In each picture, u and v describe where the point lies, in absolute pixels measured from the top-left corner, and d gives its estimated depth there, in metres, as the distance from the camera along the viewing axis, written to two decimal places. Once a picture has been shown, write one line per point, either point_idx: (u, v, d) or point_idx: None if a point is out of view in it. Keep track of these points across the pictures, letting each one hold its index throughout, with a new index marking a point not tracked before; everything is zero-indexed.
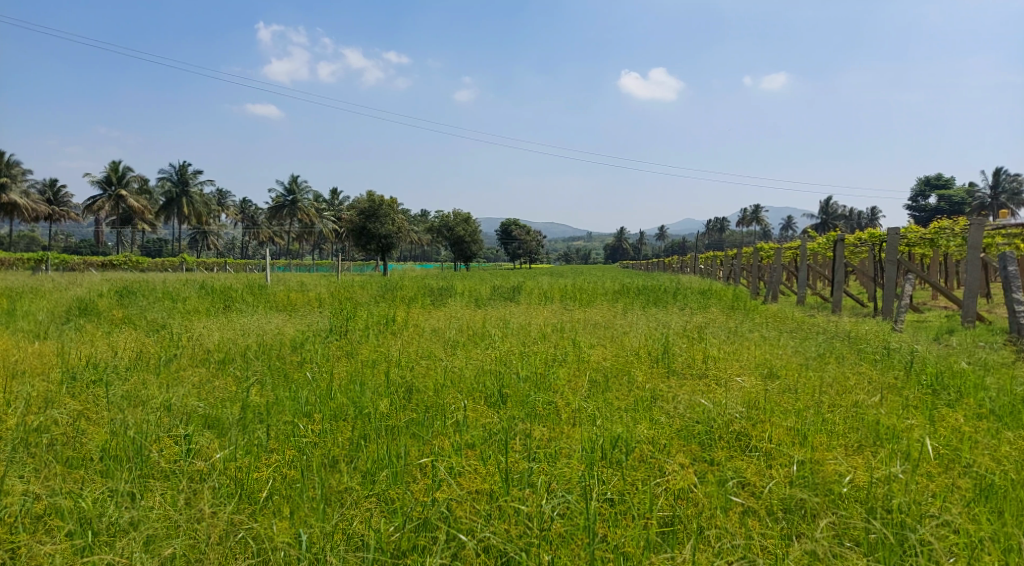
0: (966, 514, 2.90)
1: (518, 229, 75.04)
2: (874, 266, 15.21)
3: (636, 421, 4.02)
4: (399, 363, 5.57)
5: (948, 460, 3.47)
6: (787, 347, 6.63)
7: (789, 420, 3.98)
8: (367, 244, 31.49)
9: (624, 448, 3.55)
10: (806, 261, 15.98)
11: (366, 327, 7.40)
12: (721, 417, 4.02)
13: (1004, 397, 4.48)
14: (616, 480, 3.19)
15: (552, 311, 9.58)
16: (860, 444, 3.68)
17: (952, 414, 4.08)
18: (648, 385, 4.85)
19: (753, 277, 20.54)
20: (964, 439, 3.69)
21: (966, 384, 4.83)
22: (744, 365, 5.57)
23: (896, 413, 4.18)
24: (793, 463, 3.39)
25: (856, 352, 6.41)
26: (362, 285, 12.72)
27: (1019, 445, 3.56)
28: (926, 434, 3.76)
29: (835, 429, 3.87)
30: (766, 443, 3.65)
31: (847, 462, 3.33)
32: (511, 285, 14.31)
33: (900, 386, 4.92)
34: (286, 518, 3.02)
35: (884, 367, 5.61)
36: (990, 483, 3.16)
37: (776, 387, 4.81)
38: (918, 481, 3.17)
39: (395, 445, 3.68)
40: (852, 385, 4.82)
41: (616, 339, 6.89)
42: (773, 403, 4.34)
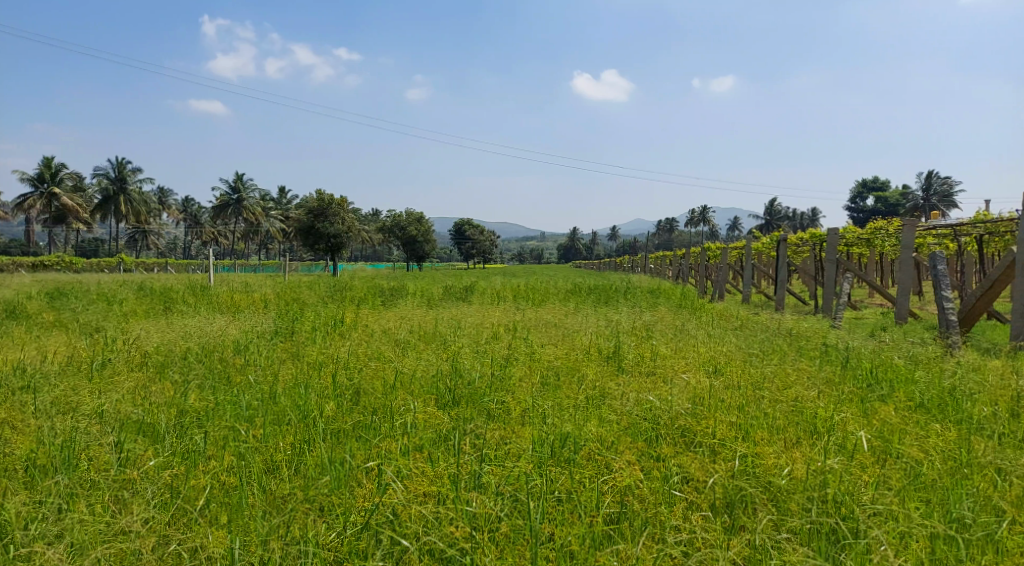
0: (896, 503, 3.00)
1: (472, 229, 75.29)
2: (815, 265, 15.75)
3: (585, 419, 4.04)
4: (347, 365, 5.47)
5: (880, 451, 3.60)
6: (732, 344, 6.79)
7: (732, 416, 4.07)
8: (315, 244, 30.91)
9: (572, 447, 3.56)
10: (752, 260, 16.42)
11: (313, 328, 7.25)
12: (667, 413, 4.08)
13: (932, 390, 4.70)
14: (564, 478, 3.20)
15: (504, 310, 9.57)
16: (798, 439, 3.79)
17: (885, 407, 4.25)
18: (597, 383, 4.90)
19: (701, 277, 21.01)
20: (895, 431, 3.84)
21: (898, 378, 5.05)
22: (690, 362, 5.68)
23: (833, 406, 4.32)
24: (735, 458, 3.48)
25: (797, 348, 6.61)
26: (310, 286, 12.47)
27: (945, 435, 3.73)
28: (860, 427, 3.91)
29: (775, 424, 3.98)
30: (710, 439, 3.72)
31: (786, 457, 3.41)
32: (463, 284, 14.31)
33: (838, 380, 5.11)
34: (223, 527, 2.93)
35: (823, 362, 5.81)
36: (918, 473, 3.29)
37: (721, 383, 4.92)
38: (852, 472, 3.28)
39: (341, 449, 3.61)
40: (792, 381, 4.97)
41: (567, 338, 6.93)
42: (718, 400, 4.43)
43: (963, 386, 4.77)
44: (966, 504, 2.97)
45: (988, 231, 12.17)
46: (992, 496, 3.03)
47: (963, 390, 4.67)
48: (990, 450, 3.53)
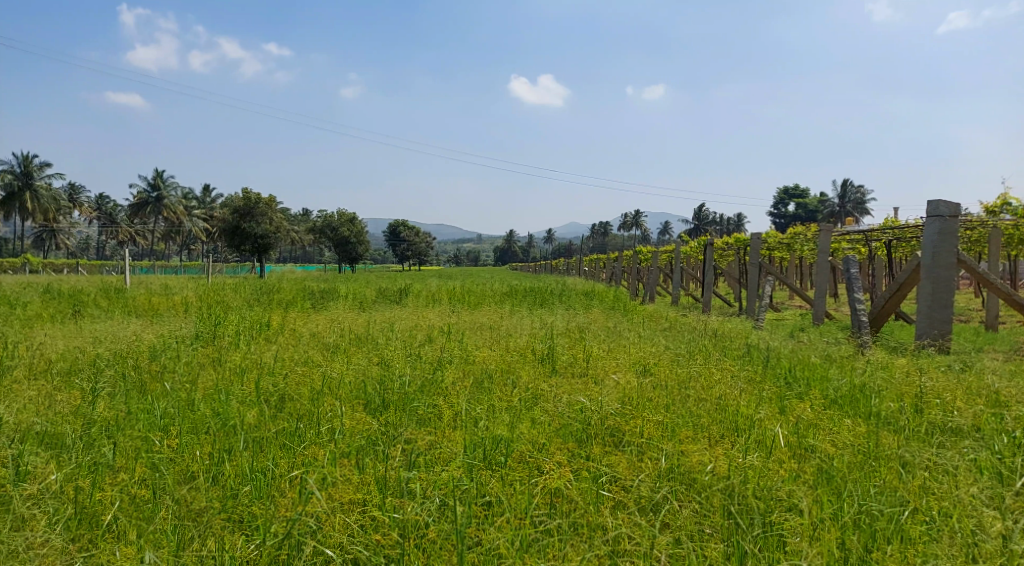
0: (810, 496, 3.13)
1: (407, 231, 74.54)
2: (739, 268, 16.37)
3: (516, 421, 4.05)
4: (272, 370, 5.29)
5: (796, 447, 3.76)
6: (660, 345, 6.95)
7: (659, 415, 4.15)
8: (241, 245, 29.84)
9: (503, 450, 3.55)
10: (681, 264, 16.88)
11: (237, 332, 6.98)
12: (597, 414, 4.13)
13: (845, 387, 4.96)
14: (494, 481, 3.18)
15: (438, 313, 9.48)
16: (722, 437, 3.90)
17: (802, 405, 4.44)
18: (529, 386, 4.90)
19: (632, 279, 21.46)
20: (810, 427, 4.02)
21: (814, 376, 5.30)
22: (621, 363, 5.77)
23: (754, 404, 4.48)
24: (661, 456, 3.55)
25: (721, 349, 6.84)
26: (235, 288, 12.02)
27: (855, 431, 3.93)
28: (778, 424, 4.06)
29: (700, 422, 4.09)
30: (638, 438, 3.78)
31: (709, 454, 3.50)
32: (397, 286, 14.14)
33: (759, 379, 5.31)
34: (132, 542, 2.78)
35: (745, 362, 6.03)
36: (831, 466, 3.44)
37: (649, 383, 5.03)
38: (771, 467, 3.41)
39: (263, 458, 3.48)
40: (716, 380, 5.13)
41: (501, 340, 6.93)
42: (646, 399, 4.53)
43: (873, 383, 5.03)
44: (874, 495, 3.11)
45: (895, 237, 12.94)
46: (896, 486, 3.19)
47: (872, 387, 4.92)
48: (896, 444, 3.73)
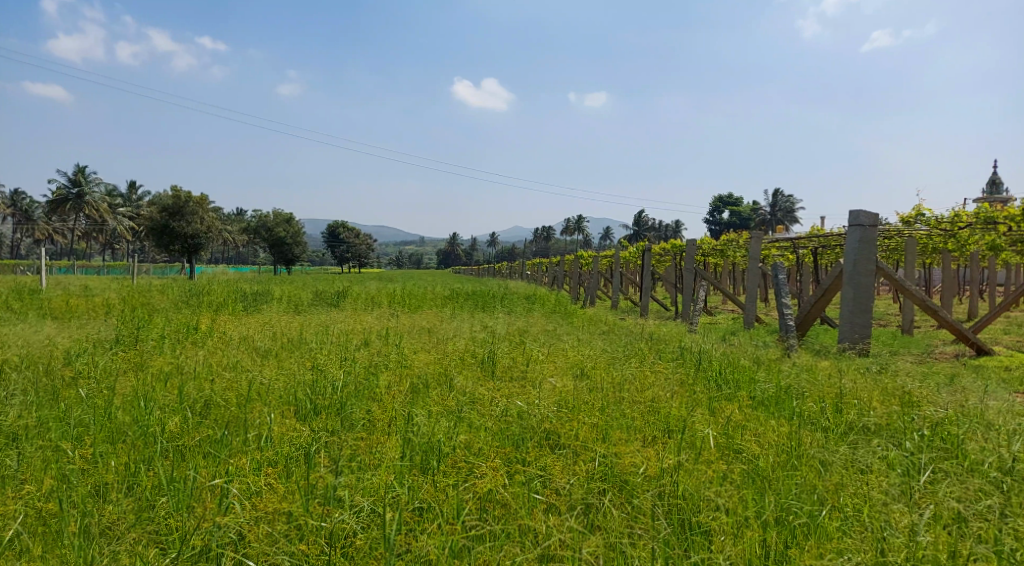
0: (735, 495, 3.21)
1: (346, 233, 73.28)
2: (676, 273, 16.78)
3: (452, 426, 4.01)
4: (198, 375, 5.09)
5: (724, 447, 3.86)
6: (597, 348, 7.04)
7: (594, 418, 4.19)
8: (169, 245, 28.65)
9: (437, 455, 3.51)
10: (620, 268, 17.18)
11: (162, 336, 6.69)
12: (533, 417, 4.14)
13: (771, 389, 5.14)
14: (427, 487, 3.14)
15: (376, 316, 9.35)
16: (653, 439, 3.96)
17: (730, 407, 4.56)
18: (466, 389, 4.88)
19: (573, 283, 21.70)
20: (737, 428, 4.15)
21: (742, 379, 5.48)
22: (558, 366, 5.81)
23: (685, 406, 4.59)
24: (595, 459, 3.57)
25: (656, 352, 6.98)
26: (161, 290, 11.52)
27: (779, 431, 4.07)
28: (708, 425, 4.16)
29: (633, 425, 4.16)
30: (572, 441, 3.80)
31: (641, 456, 3.54)
32: (335, 289, 13.84)
33: (691, 381, 5.44)
34: (36, 560, 2.62)
35: (678, 365, 6.18)
36: (756, 466, 3.55)
37: (586, 386, 5.08)
38: (699, 468, 3.48)
39: (184, 467, 3.34)
40: (650, 383, 5.23)
41: (439, 344, 6.88)
42: (582, 402, 4.57)
43: (797, 385, 5.22)
44: (795, 493, 3.21)
45: (821, 245, 13.52)
46: (815, 484, 3.31)
47: (796, 389, 5.12)
48: (817, 443, 3.88)
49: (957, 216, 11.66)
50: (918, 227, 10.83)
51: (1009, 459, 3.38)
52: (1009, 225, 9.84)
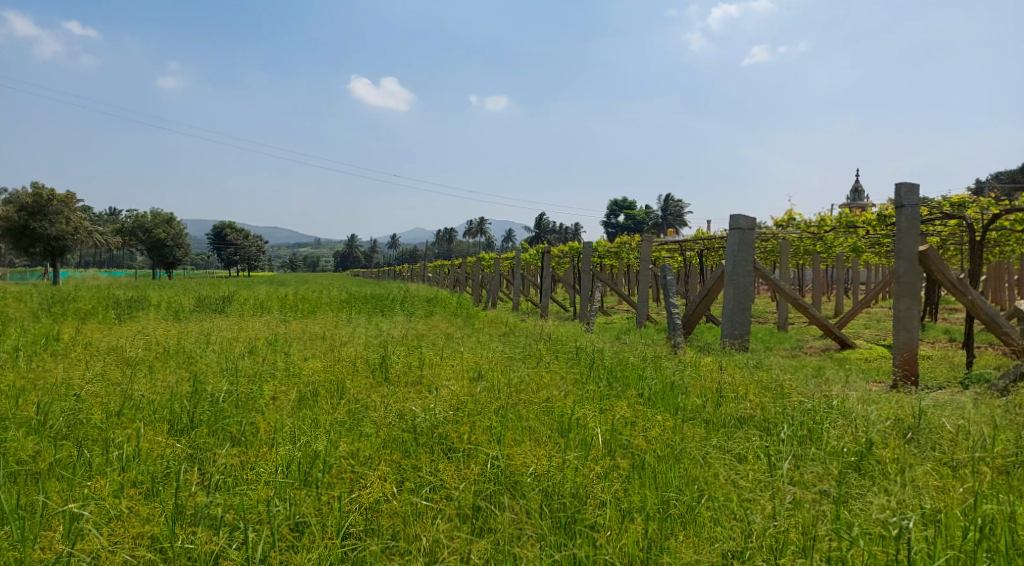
0: (621, 490, 3.28)
1: (236, 235, 69.80)
2: (573, 275, 17.19)
3: (340, 435, 3.87)
4: (57, 390, 4.65)
5: (613, 443, 3.96)
6: (494, 350, 7.07)
7: (487, 420, 4.17)
8: (30, 247, 26.13)
9: (322, 465, 3.37)
10: (519, 271, 17.35)
11: (16, 348, 6.07)
12: (425, 422, 4.06)
13: (658, 385, 5.34)
14: (309, 500, 3.01)
15: (265, 322, 8.93)
16: (546, 438, 3.99)
17: (620, 404, 4.70)
18: (359, 396, 4.74)
19: (473, 285, 21.74)
20: (626, 424, 4.27)
21: (632, 376, 5.67)
22: (454, 369, 5.77)
23: (577, 404, 4.67)
24: (487, 461, 3.54)
25: (552, 352, 7.09)
26: (17, 297, 10.45)
27: (665, 426, 4.23)
28: (598, 422, 4.26)
29: (526, 425, 4.18)
30: (464, 444, 3.75)
31: (532, 454, 3.53)
32: (221, 294, 13.09)
33: (585, 380, 5.56)
34: None
35: (573, 364, 6.31)
36: (642, 461, 3.66)
37: (481, 388, 5.07)
38: (588, 464, 3.54)
39: (32, 493, 3.04)
40: (545, 383, 5.30)
41: (331, 350, 6.66)
42: (476, 404, 4.55)
43: (681, 381, 5.45)
44: (676, 487, 3.33)
45: (706, 248, 14.26)
46: (695, 476, 3.45)
47: (681, 384, 5.35)
48: (697, 436, 4.06)
49: (824, 220, 12.64)
50: (790, 231, 11.64)
51: (865, 441, 3.66)
52: (867, 229, 10.79)
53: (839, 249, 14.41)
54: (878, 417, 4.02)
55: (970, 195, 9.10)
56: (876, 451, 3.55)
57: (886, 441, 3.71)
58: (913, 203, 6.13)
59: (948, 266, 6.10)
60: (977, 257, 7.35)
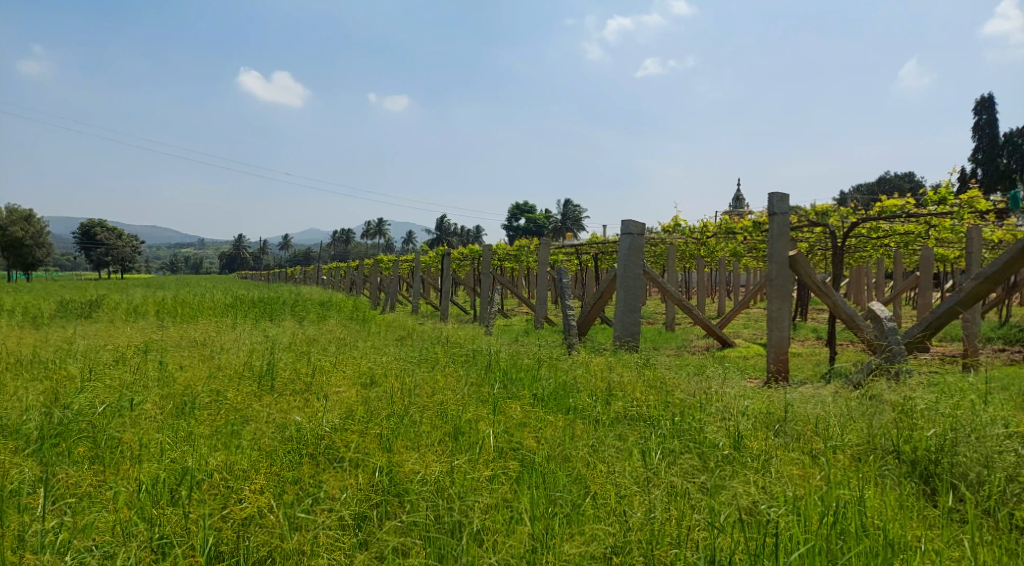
0: (509, 492, 3.28)
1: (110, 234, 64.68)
2: (472, 278, 17.20)
3: (217, 449, 3.66)
4: None
5: (504, 445, 3.96)
6: (389, 354, 6.93)
7: (376, 426, 4.06)
8: None
9: (193, 482, 3.17)
10: (418, 273, 17.15)
11: None
12: (310, 430, 3.90)
13: (551, 386, 5.42)
14: (174, 520, 2.82)
15: (139, 328, 8.31)
16: (436, 442, 3.94)
17: (513, 405, 4.72)
18: (241, 405, 4.49)
19: (371, 288, 21.25)
20: (518, 426, 4.29)
21: (526, 378, 5.73)
22: (346, 375, 5.61)
23: (470, 407, 4.65)
24: (374, 469, 3.44)
25: (448, 355, 7.05)
26: None
27: (555, 426, 4.30)
28: (490, 425, 4.25)
29: (418, 430, 4.11)
30: (350, 451, 3.63)
31: (421, 459, 3.46)
32: (89, 299, 12.03)
33: (479, 383, 5.56)
34: None
35: (469, 367, 6.29)
36: (532, 462, 3.68)
37: (372, 393, 4.95)
38: (477, 467, 3.51)
39: None
40: (440, 386, 5.25)
41: (213, 357, 6.29)
42: (367, 409, 4.43)
43: (573, 381, 5.57)
44: (563, 486, 3.38)
45: (600, 251, 14.70)
46: (582, 474, 3.50)
47: (573, 385, 5.47)
48: (586, 435, 4.14)
49: (708, 226, 13.37)
50: (677, 236, 12.21)
51: (737, 436, 3.88)
52: (745, 234, 11.51)
53: (721, 253, 15.27)
54: (751, 412, 4.28)
55: (833, 204, 9.91)
56: (748, 444, 3.76)
57: (759, 434, 3.93)
58: (784, 212, 6.58)
59: (814, 270, 6.59)
60: (839, 261, 8.00)
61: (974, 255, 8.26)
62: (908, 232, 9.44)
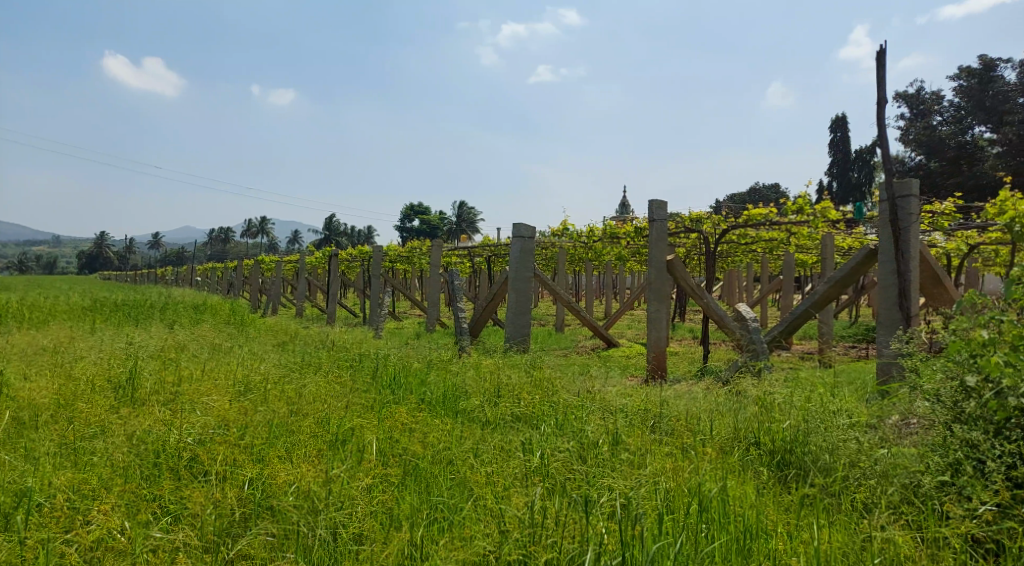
0: (389, 500, 3.19)
1: None
2: (361, 279, 16.80)
3: (63, 468, 3.33)
4: None
5: (385, 452, 3.86)
6: (269, 360, 6.60)
7: (249, 437, 3.84)
8: None
9: (31, 506, 2.86)
10: (304, 274, 16.50)
11: None
12: (173, 443, 3.63)
13: (438, 390, 5.37)
14: (5, 549, 2.54)
15: None
16: (314, 451, 3.78)
17: (398, 410, 4.63)
18: (97, 418, 4.11)
19: (253, 290, 20.21)
20: (401, 431, 4.21)
21: (412, 382, 5.63)
22: (219, 383, 5.28)
23: (352, 413, 4.51)
24: (244, 483, 3.25)
25: (333, 359, 6.81)
26: None
27: (439, 430, 4.26)
28: (373, 432, 4.14)
29: (295, 439, 3.92)
30: (218, 465, 3.41)
31: (295, 469, 3.31)
32: None
33: (364, 388, 5.41)
34: None
35: (354, 372, 6.12)
36: (415, 468, 3.61)
37: (247, 401, 4.69)
38: (355, 476, 3.39)
39: None
40: (322, 392, 5.06)
41: (66, 366, 5.72)
42: (239, 419, 4.19)
43: (461, 384, 5.55)
44: (446, 491, 3.34)
45: (492, 254, 14.80)
46: (464, 478, 3.47)
47: (460, 387, 5.44)
48: (471, 438, 4.12)
49: (594, 231, 13.82)
50: (566, 241, 12.51)
51: (616, 434, 4.00)
52: (629, 239, 11.97)
53: (608, 257, 15.80)
54: (631, 410, 4.43)
55: (707, 211, 10.55)
56: (626, 441, 3.90)
57: (636, 431, 4.09)
58: (662, 219, 6.89)
59: (688, 274, 6.97)
60: (713, 265, 8.49)
61: (827, 260, 9.05)
62: (772, 239, 10.19)
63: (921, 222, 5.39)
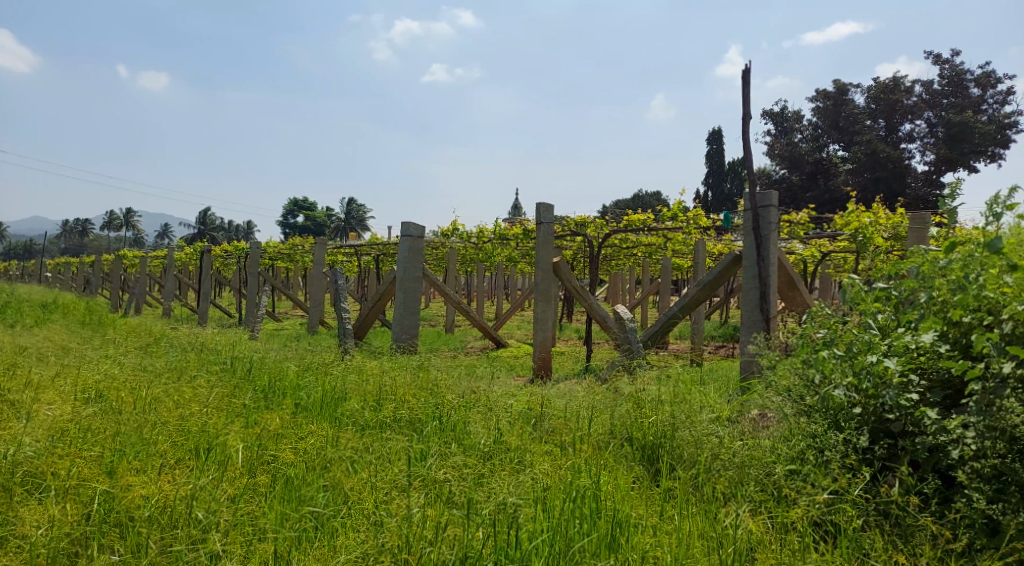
0: (254, 510, 3.03)
1: None
2: (239, 278, 15.91)
3: None
4: None
5: (254, 461, 3.66)
6: (127, 364, 6.08)
7: (100, 448, 3.52)
8: None
9: None
10: (174, 272, 15.40)
11: None
12: (7, 457, 3.26)
13: (316, 394, 5.17)
14: None
15: None
16: (174, 462, 3.52)
17: (271, 417, 4.40)
18: None
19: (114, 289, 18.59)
20: (272, 438, 4.01)
21: (288, 386, 5.38)
22: (68, 390, 4.79)
23: (219, 421, 4.24)
24: (92, 498, 2.97)
25: (203, 363, 6.39)
26: None
27: (314, 435, 4.10)
28: (242, 439, 3.92)
29: (153, 449, 3.64)
30: (61, 480, 3.10)
31: (150, 482, 3.07)
32: None
33: (236, 394, 5.11)
34: None
35: (225, 377, 5.76)
36: (286, 475, 3.45)
37: (99, 409, 4.29)
38: (219, 486, 3.19)
39: None
40: (187, 398, 4.72)
41: None
42: (90, 429, 3.83)
43: (341, 387, 5.36)
44: (318, 498, 3.22)
45: (380, 253, 14.50)
46: (338, 484, 3.36)
47: (340, 391, 5.27)
48: (348, 442, 4.00)
49: (483, 232, 13.88)
50: (455, 242, 12.47)
51: (497, 434, 4.02)
52: (517, 241, 12.11)
53: (496, 259, 15.92)
54: (513, 411, 4.47)
55: (592, 216, 10.87)
56: (507, 441, 3.93)
57: (516, 431, 4.12)
58: (549, 221, 7.03)
59: (573, 276, 7.15)
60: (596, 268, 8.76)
61: (700, 264, 9.60)
62: (651, 243, 10.67)
63: (780, 231, 5.83)
